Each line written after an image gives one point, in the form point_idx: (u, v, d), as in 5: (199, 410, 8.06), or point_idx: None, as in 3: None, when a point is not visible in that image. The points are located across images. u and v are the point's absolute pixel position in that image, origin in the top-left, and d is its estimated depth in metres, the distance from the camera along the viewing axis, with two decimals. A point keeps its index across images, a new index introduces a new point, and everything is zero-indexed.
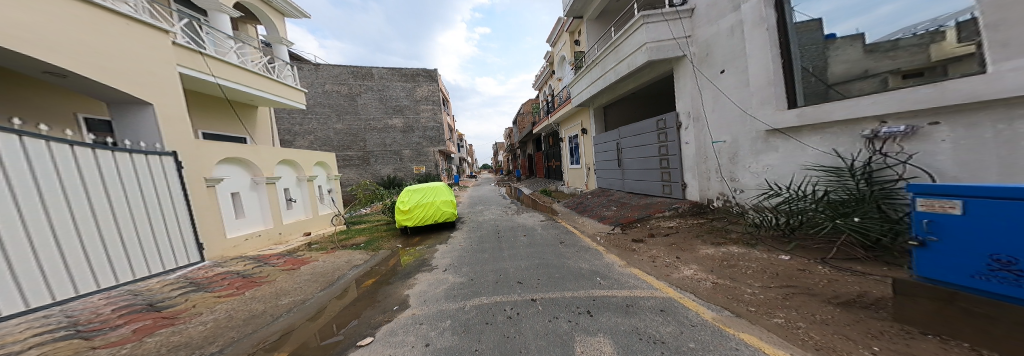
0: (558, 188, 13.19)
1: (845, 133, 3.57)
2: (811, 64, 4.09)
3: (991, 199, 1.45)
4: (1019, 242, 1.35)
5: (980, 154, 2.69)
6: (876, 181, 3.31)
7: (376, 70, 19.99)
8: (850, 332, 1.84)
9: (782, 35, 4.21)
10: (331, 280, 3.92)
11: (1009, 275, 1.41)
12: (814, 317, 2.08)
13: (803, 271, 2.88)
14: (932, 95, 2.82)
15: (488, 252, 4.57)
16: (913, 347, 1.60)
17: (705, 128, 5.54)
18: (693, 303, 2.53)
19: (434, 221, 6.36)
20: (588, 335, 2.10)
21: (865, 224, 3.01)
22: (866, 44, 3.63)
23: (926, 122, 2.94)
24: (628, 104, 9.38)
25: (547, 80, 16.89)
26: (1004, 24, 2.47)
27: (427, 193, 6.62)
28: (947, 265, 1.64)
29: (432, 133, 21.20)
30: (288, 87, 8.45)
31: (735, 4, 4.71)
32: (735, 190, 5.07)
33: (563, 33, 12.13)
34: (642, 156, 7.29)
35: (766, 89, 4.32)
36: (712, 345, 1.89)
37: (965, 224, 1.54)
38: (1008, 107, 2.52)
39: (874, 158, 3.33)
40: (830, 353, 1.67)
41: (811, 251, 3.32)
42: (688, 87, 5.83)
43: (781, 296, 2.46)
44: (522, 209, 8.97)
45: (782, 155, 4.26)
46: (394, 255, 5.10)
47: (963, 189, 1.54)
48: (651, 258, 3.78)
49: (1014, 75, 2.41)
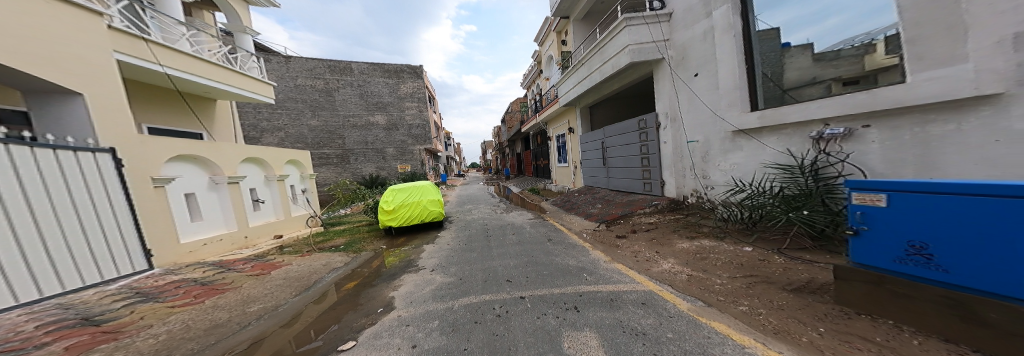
0: (547, 187, 13.31)
1: (797, 134, 3.91)
2: (770, 70, 4.40)
3: (909, 193, 1.65)
4: (930, 229, 1.57)
5: (901, 153, 3.04)
6: (821, 177, 3.68)
7: (355, 65, 19.15)
8: (802, 315, 2.03)
9: (745, 41, 4.52)
10: (307, 285, 3.74)
11: (922, 259, 1.62)
12: (772, 303, 2.27)
13: (763, 261, 3.14)
14: (866, 101, 3.17)
15: (477, 251, 4.55)
16: (850, 326, 1.81)
17: (680, 129, 5.82)
18: (670, 295, 2.67)
19: (420, 221, 6.21)
20: (576, 330, 2.15)
21: (812, 217, 3.34)
22: (814, 53, 4.01)
23: (860, 125, 3.30)
24: (611, 105, 9.60)
25: (535, 79, 17.02)
26: (921, 40, 2.80)
27: (415, 194, 6.42)
28: (875, 251, 1.85)
29: (416, 130, 20.64)
30: (253, 80, 7.87)
31: (707, 10, 4.97)
32: (706, 187, 5.38)
33: (551, 33, 12.23)
34: (624, 155, 7.54)
35: (732, 93, 4.62)
36: (688, 334, 2.00)
37: (889, 215, 1.75)
38: (920, 112, 2.89)
39: (820, 157, 3.68)
40: (786, 335, 1.83)
41: (769, 242, 3.60)
42: (665, 89, 6.08)
43: (745, 285, 2.66)
44: (511, 208, 9.00)
45: (746, 154, 4.60)
46: (378, 256, 4.92)
47: (886, 184, 1.76)
48: (634, 253, 3.93)
49: (928, 84, 2.75)
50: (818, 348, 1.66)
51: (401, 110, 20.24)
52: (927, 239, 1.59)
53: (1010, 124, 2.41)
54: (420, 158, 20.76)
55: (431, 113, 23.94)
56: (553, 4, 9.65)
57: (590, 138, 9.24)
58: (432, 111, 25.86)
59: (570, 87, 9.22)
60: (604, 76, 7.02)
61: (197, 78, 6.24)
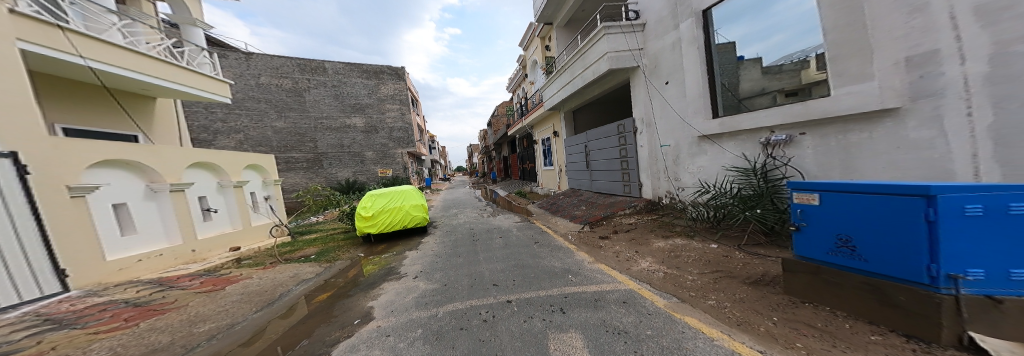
0: (533, 189, 13.44)
1: (750, 140, 4.32)
2: (728, 80, 4.74)
3: (835, 192, 1.88)
4: (854, 223, 1.79)
5: (830, 157, 3.50)
6: (770, 179, 4.05)
7: (328, 64, 18.20)
8: (760, 306, 2.21)
9: (706, 53, 4.87)
10: (271, 299, 3.45)
11: (847, 250, 1.84)
12: (735, 296, 2.45)
13: (726, 257, 3.37)
14: (801, 111, 3.63)
15: (463, 256, 4.46)
16: (798, 313, 2.00)
17: (655, 133, 6.12)
18: (649, 293, 2.78)
19: (402, 227, 5.99)
20: (561, 332, 2.17)
21: (764, 215, 3.67)
22: (763, 66, 4.39)
23: (798, 133, 3.77)
24: (593, 110, 9.90)
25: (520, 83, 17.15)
26: (838, 60, 3.29)
27: (397, 199, 6.18)
28: (812, 244, 2.06)
29: (396, 133, 19.96)
30: (203, 76, 7.23)
31: (675, 23, 5.31)
32: (677, 188, 5.69)
33: (536, 38, 12.47)
34: (605, 158, 7.81)
35: (697, 101, 4.98)
36: (665, 330, 2.09)
37: (822, 212, 1.97)
38: (843, 122, 3.35)
39: (768, 160, 4.10)
40: (747, 326, 1.98)
41: (730, 239, 3.89)
42: (641, 95, 6.39)
43: (713, 280, 2.84)
44: (498, 211, 8.98)
45: (709, 158, 4.95)
46: (355, 265, 4.67)
47: (818, 185, 1.99)
48: (615, 253, 4.06)
49: (846, 98, 3.22)
50: (772, 336, 1.80)
51: (379, 111, 19.48)
52: (849, 232, 1.81)
53: (907, 133, 2.91)
54: (403, 162, 20.13)
55: (413, 116, 23.31)
56: (537, 10, 9.83)
57: (574, 142, 9.48)
58: (415, 114, 25.27)
59: (554, 92, 9.39)
60: (585, 81, 7.23)
61: (130, 73, 5.58)
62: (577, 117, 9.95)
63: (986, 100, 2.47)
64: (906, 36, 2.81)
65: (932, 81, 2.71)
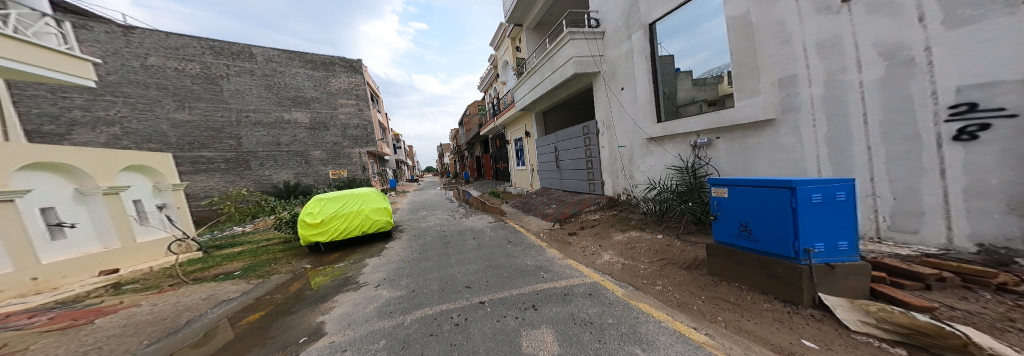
0: (506, 189, 13.50)
1: (682, 143, 4.93)
2: (668, 89, 5.27)
3: (739, 188, 2.46)
4: (750, 213, 2.36)
5: (734, 158, 4.18)
6: (698, 175, 4.63)
7: (256, 50, 16.10)
8: (694, 288, 2.59)
9: (651, 62, 5.36)
10: (177, 326, 2.93)
11: (746, 233, 2.42)
12: (676, 280, 2.82)
13: (668, 245, 3.78)
14: (716, 119, 4.30)
15: (433, 260, 4.29)
16: (720, 293, 2.42)
17: (613, 134, 6.55)
18: (610, 284, 2.97)
19: (361, 232, 5.54)
20: (533, 328, 2.21)
21: (694, 207, 4.23)
22: (694, 79, 4.92)
23: (715, 137, 4.42)
24: (562, 111, 10.22)
25: (492, 83, 17.11)
26: (739, 78, 3.97)
27: (353, 202, 5.67)
28: (724, 229, 2.64)
29: (351, 132, 18.70)
30: (49, 51, 5.24)
31: (628, 33, 5.74)
32: (632, 186, 6.15)
33: (505, 38, 12.55)
34: (573, 158, 8.10)
35: (645, 107, 5.48)
36: (624, 317, 2.27)
37: (730, 203, 2.55)
38: (743, 130, 4.03)
39: (695, 159, 4.70)
40: (684, 306, 2.32)
41: (670, 229, 4.39)
42: (602, 99, 6.76)
43: (660, 267, 3.18)
44: (472, 212, 8.77)
45: (654, 158, 5.48)
46: (300, 278, 4.18)
47: (728, 181, 2.57)
48: (582, 248, 4.25)
49: (746, 109, 3.88)
50: (702, 314, 2.16)
51: (331, 107, 18.16)
52: (746, 219, 2.39)
53: (780, 139, 3.60)
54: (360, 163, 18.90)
55: (374, 113, 21.91)
56: (507, 10, 9.86)
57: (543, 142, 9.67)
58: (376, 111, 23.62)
59: (525, 93, 9.50)
60: (553, 84, 7.42)
61: None
62: (547, 118, 10.13)
63: (821, 115, 3.16)
64: (777, 62, 3.50)
65: (792, 99, 3.41)
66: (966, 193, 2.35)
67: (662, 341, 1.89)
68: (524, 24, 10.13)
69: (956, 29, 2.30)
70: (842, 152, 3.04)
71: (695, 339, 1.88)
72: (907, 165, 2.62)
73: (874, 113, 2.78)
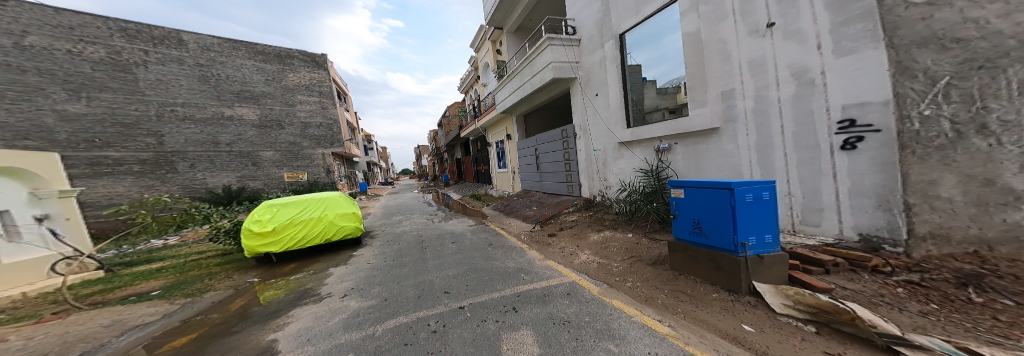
0: (489, 191, 13.36)
1: (645, 148, 5.28)
2: (634, 96, 5.56)
3: (692, 189, 2.78)
4: (701, 212, 2.68)
5: (687, 162, 4.53)
6: (661, 177, 4.94)
7: (186, 37, 13.67)
8: (659, 283, 2.82)
9: (621, 70, 5.63)
10: (91, 348, 2.54)
11: (697, 231, 2.74)
12: (644, 275, 3.03)
13: (636, 243, 4.00)
14: (673, 126, 4.64)
15: (409, 266, 4.13)
16: (680, 287, 2.68)
17: (590, 138, 6.76)
18: (587, 282, 3.07)
19: (323, 239, 5.20)
20: (512, 331, 2.22)
21: (658, 208, 4.53)
22: (657, 88, 5.14)
23: (672, 143, 4.76)
24: (543, 114, 10.32)
25: (473, 84, 16.91)
26: (693, 89, 4.31)
27: (311, 208, 5.24)
28: (680, 227, 2.95)
29: (314, 131, 17.20)
30: None
31: (602, 42, 5.99)
32: (606, 187, 6.38)
33: (486, 40, 12.51)
34: (553, 160, 8.21)
35: (616, 113, 5.76)
36: (599, 315, 2.36)
37: (685, 203, 2.88)
38: (695, 137, 4.39)
39: (658, 162, 5.02)
40: (650, 300, 2.54)
41: (638, 228, 4.65)
42: (579, 104, 6.94)
43: (630, 265, 3.36)
44: (452, 215, 8.59)
45: (624, 161, 5.77)
46: (246, 293, 3.77)
47: (682, 183, 2.91)
48: (562, 249, 4.34)
49: (697, 118, 4.24)
50: (665, 307, 2.39)
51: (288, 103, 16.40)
52: (697, 217, 2.71)
53: (722, 145, 4.02)
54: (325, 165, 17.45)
55: (341, 112, 20.53)
56: (487, 13, 9.84)
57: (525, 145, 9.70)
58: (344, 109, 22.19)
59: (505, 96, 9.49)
60: (534, 87, 7.48)
61: None
62: (529, 120, 10.19)
63: (752, 125, 3.62)
64: (719, 77, 3.94)
65: (731, 110, 3.86)
66: (850, 192, 2.87)
67: (632, 335, 2.01)
68: (504, 27, 10.16)
69: (843, 58, 2.82)
70: (767, 157, 3.53)
71: (660, 331, 2.05)
72: (811, 168, 3.14)
73: (789, 126, 3.28)
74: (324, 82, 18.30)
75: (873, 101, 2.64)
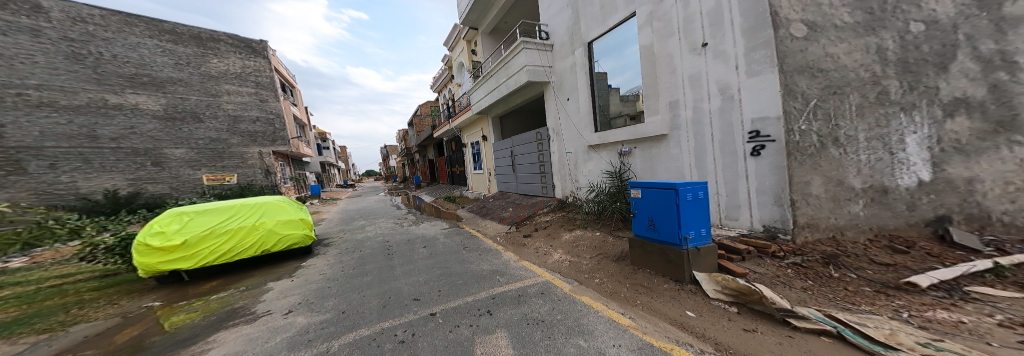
0: (463, 193, 13.16)
1: (609, 151, 5.58)
2: (601, 103, 5.81)
3: (648, 189, 2.98)
4: (654, 210, 2.90)
5: (644, 165, 4.83)
6: (622, 178, 5.20)
7: (46, 3, 11.04)
8: (623, 278, 2.98)
9: (589, 77, 5.87)
10: None
11: (651, 228, 2.97)
12: (611, 271, 3.19)
13: (603, 241, 4.18)
14: (632, 131, 4.92)
15: (372, 274, 3.91)
16: (642, 280, 2.86)
17: (562, 141, 6.94)
18: (559, 281, 3.13)
19: (258, 251, 4.39)
20: (486, 334, 2.19)
21: (622, 207, 4.77)
22: (621, 95, 5.41)
23: (631, 147, 5.07)
24: (518, 116, 10.38)
25: (446, 84, 16.63)
26: (649, 97, 4.58)
27: (241, 215, 4.38)
28: (637, 225, 3.15)
29: (246, 126, 14.77)
30: None
31: (572, 49, 6.21)
32: (577, 189, 6.58)
33: (460, 40, 12.33)
34: (527, 162, 8.32)
35: (585, 118, 5.99)
36: (571, 312, 2.43)
37: (641, 202, 3.08)
38: (650, 143, 4.70)
39: (620, 164, 5.29)
40: (614, 294, 2.70)
41: (604, 226, 4.87)
42: (552, 107, 7.08)
43: (598, 262, 3.51)
44: (424, 219, 8.29)
45: (592, 164, 6.02)
46: (141, 321, 3.00)
47: (640, 184, 3.11)
48: (536, 249, 4.40)
49: (652, 125, 4.55)
50: (628, 300, 2.56)
51: (211, 93, 14.07)
52: (652, 216, 2.93)
53: (671, 150, 4.38)
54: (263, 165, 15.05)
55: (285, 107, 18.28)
56: (461, 12, 9.73)
57: (500, 147, 9.71)
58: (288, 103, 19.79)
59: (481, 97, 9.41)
60: (509, 89, 7.51)
61: None
62: (504, 122, 10.21)
63: (691, 133, 4.06)
64: (669, 89, 4.28)
65: (677, 119, 4.24)
66: (755, 190, 3.43)
67: (599, 330, 2.11)
68: (479, 28, 10.09)
69: (750, 78, 3.37)
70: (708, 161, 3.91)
71: (622, 323, 2.19)
72: (730, 170, 3.68)
73: (717, 134, 3.76)
74: (261, 71, 16.00)
75: (768, 116, 3.26)
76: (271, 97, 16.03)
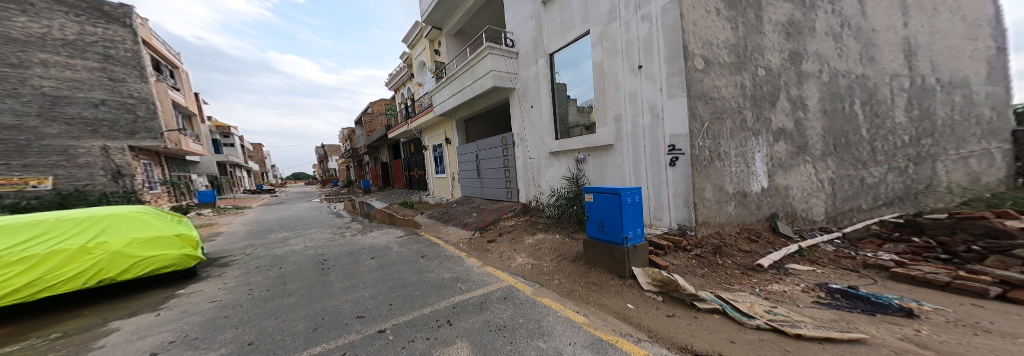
0: (422, 199, 12.75)
1: (567, 158, 5.87)
2: (560, 112, 6.08)
3: (600, 193, 3.19)
4: (604, 213, 3.13)
5: (598, 172, 5.14)
6: (578, 183, 5.47)
7: None
8: (579, 278, 3.14)
9: (551, 87, 6.12)
10: None
11: (601, 229, 3.20)
12: (569, 271, 3.35)
13: (563, 243, 4.33)
14: (586, 140, 5.23)
15: (304, 290, 3.51)
16: (597, 279, 3.03)
17: (526, 147, 7.10)
18: (522, 285, 3.20)
19: (82, 283, 3.03)
20: (446, 345, 2.14)
21: (580, 211, 4.99)
22: (578, 106, 5.71)
23: (584, 155, 5.39)
24: (483, 121, 10.41)
25: (405, 82, 16.01)
26: (601, 109, 4.92)
27: (57, 235, 3.02)
28: (590, 227, 3.36)
29: (78, 111, 10.55)
30: None
31: (536, 58, 6.43)
32: (540, 193, 6.76)
33: (423, 39, 11.99)
34: (492, 167, 8.36)
35: (546, 126, 6.23)
36: (533, 314, 2.50)
37: (593, 205, 3.29)
38: (602, 151, 5.02)
39: (576, 168, 5.58)
40: (570, 294, 2.85)
41: (564, 229, 5.06)
42: (517, 113, 7.23)
43: (558, 263, 3.65)
44: (371, 227, 7.80)
45: (553, 169, 6.25)
46: None
47: (593, 189, 3.30)
48: (500, 254, 4.43)
49: (603, 135, 4.90)
50: (582, 298, 2.73)
51: (10, 63, 9.72)
52: (602, 218, 3.15)
53: (617, 158, 4.76)
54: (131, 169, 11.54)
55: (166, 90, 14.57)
56: (425, 11, 9.49)
57: (464, 151, 9.63)
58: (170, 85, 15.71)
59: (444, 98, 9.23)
60: (474, 93, 7.51)
61: None
62: (468, 126, 10.15)
63: (628, 145, 4.54)
64: (618, 102, 4.63)
65: (622, 131, 4.63)
66: (671, 195, 3.99)
67: (557, 330, 2.20)
68: (444, 29, 9.93)
69: (668, 100, 3.90)
70: (649, 169, 4.29)
71: (577, 321, 2.33)
72: (655, 178, 4.20)
73: (645, 146, 4.27)
74: (113, 42, 11.53)
75: (680, 133, 3.81)
76: (132, 75, 11.78)
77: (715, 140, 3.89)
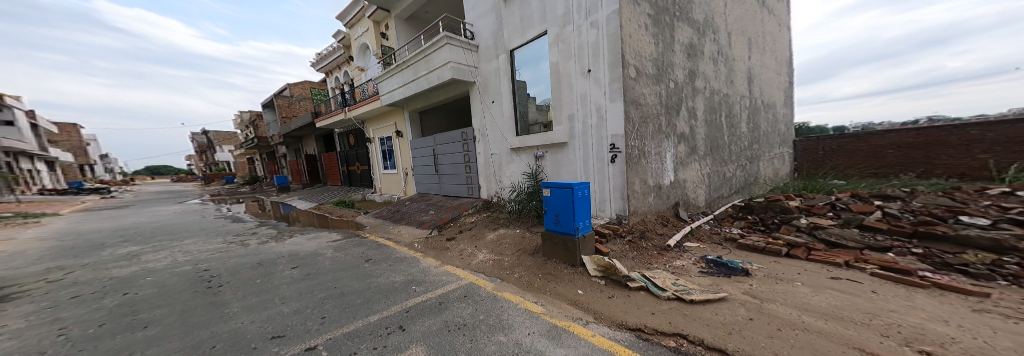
0: (371, 197, 11.83)
1: (526, 154, 5.91)
2: (521, 109, 6.08)
3: (556, 187, 3.22)
4: (561, 207, 3.17)
5: (554, 168, 5.25)
6: (535, 178, 5.55)
7: None
8: (540, 269, 3.18)
9: (511, 84, 6.08)
10: None
11: (556, 223, 3.25)
12: (532, 264, 3.37)
13: (524, 237, 4.35)
14: (543, 137, 5.31)
15: (209, 305, 2.97)
16: (557, 269, 3.09)
17: (487, 143, 6.97)
18: (484, 281, 3.12)
19: None
20: (398, 352, 1.97)
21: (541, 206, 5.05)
22: (537, 104, 5.76)
23: (542, 152, 5.47)
24: (439, 114, 9.99)
25: (343, 66, 14.48)
26: (557, 107, 5.02)
27: None
28: (547, 221, 3.37)
29: None
30: None
31: (496, 53, 6.33)
32: (502, 189, 6.73)
33: (366, 20, 10.90)
34: (451, 162, 8.09)
35: (507, 122, 6.19)
36: (493, 310, 2.44)
37: (551, 200, 3.30)
38: (556, 149, 5.14)
39: (535, 164, 5.67)
40: (529, 285, 2.86)
41: (524, 223, 5.09)
42: (477, 108, 7.06)
43: (521, 257, 3.65)
44: (297, 230, 6.90)
45: (513, 165, 6.26)
46: None
47: (551, 183, 3.33)
48: (460, 252, 4.28)
49: (558, 132, 5.02)
50: (540, 289, 2.77)
51: None
52: (558, 212, 3.20)
53: (570, 155, 4.91)
54: None
55: None
56: None
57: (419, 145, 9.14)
58: None
59: (394, 87, 8.60)
60: (430, 84, 7.16)
61: None
62: (424, 119, 9.65)
63: (580, 142, 4.71)
64: (573, 101, 4.75)
65: (575, 130, 4.78)
66: (610, 189, 4.29)
67: (518, 323, 2.18)
68: (394, 12, 9.21)
69: (612, 103, 4.15)
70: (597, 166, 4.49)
71: (534, 311, 2.35)
72: (600, 173, 4.45)
73: (593, 144, 4.49)
74: None
75: (618, 133, 4.13)
76: None
77: (640, 141, 4.25)
